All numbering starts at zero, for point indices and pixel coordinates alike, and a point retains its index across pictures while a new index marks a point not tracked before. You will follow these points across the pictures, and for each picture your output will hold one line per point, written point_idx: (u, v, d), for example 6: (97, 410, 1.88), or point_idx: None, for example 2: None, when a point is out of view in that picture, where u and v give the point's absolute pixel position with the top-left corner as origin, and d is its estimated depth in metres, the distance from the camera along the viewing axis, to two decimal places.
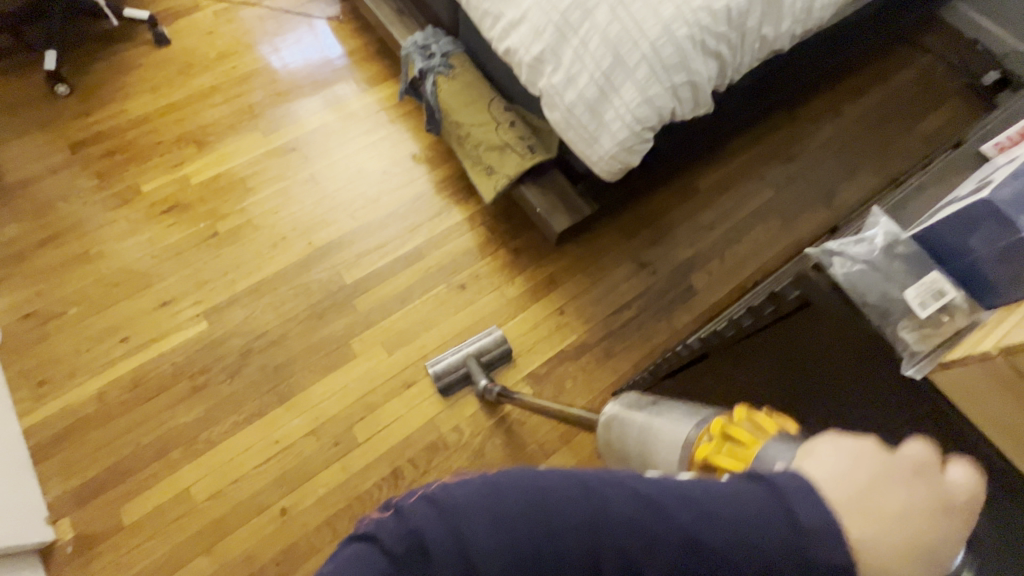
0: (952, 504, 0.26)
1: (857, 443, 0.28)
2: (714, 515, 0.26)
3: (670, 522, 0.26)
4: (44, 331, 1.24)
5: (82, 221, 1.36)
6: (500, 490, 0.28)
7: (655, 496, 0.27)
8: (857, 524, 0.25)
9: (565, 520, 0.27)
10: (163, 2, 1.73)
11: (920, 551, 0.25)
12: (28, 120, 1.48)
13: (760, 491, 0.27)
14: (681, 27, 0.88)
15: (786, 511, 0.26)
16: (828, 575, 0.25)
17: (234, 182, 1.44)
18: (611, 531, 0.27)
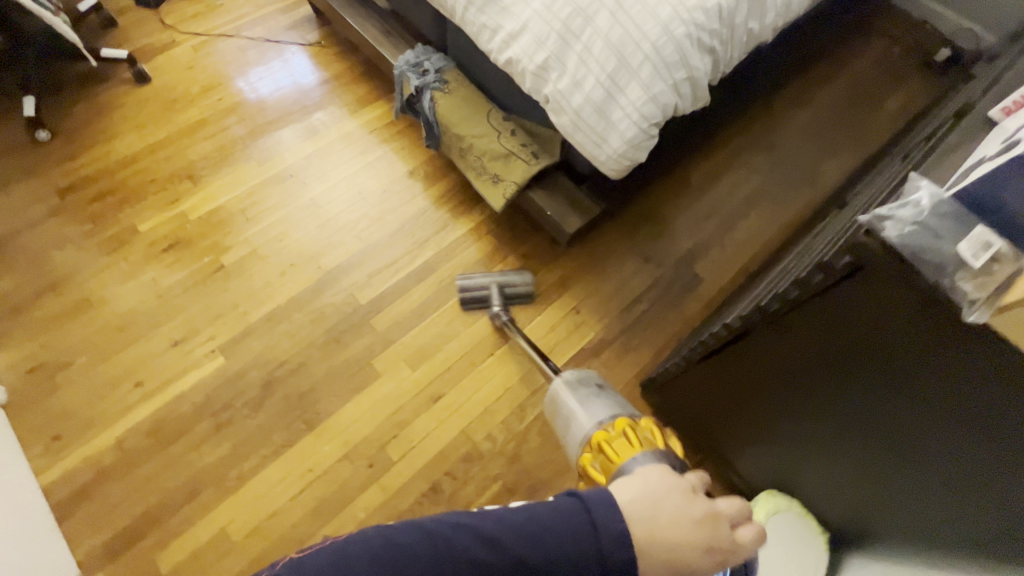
0: (714, 540, 0.40)
1: (661, 477, 0.43)
2: (539, 537, 0.37)
3: (491, 551, 0.36)
4: (52, 384, 1.19)
5: (79, 267, 1.32)
6: (346, 551, 0.35)
7: (484, 534, 0.37)
8: (656, 543, 0.38)
9: (401, 570, 0.34)
10: (138, 39, 1.70)
11: (687, 565, 0.39)
12: (11, 169, 1.44)
13: (568, 513, 0.39)
14: (678, 26, 0.92)
15: (588, 525, 0.38)
16: (625, 565, 0.37)
17: (234, 213, 1.43)
18: (450, 567, 0.35)
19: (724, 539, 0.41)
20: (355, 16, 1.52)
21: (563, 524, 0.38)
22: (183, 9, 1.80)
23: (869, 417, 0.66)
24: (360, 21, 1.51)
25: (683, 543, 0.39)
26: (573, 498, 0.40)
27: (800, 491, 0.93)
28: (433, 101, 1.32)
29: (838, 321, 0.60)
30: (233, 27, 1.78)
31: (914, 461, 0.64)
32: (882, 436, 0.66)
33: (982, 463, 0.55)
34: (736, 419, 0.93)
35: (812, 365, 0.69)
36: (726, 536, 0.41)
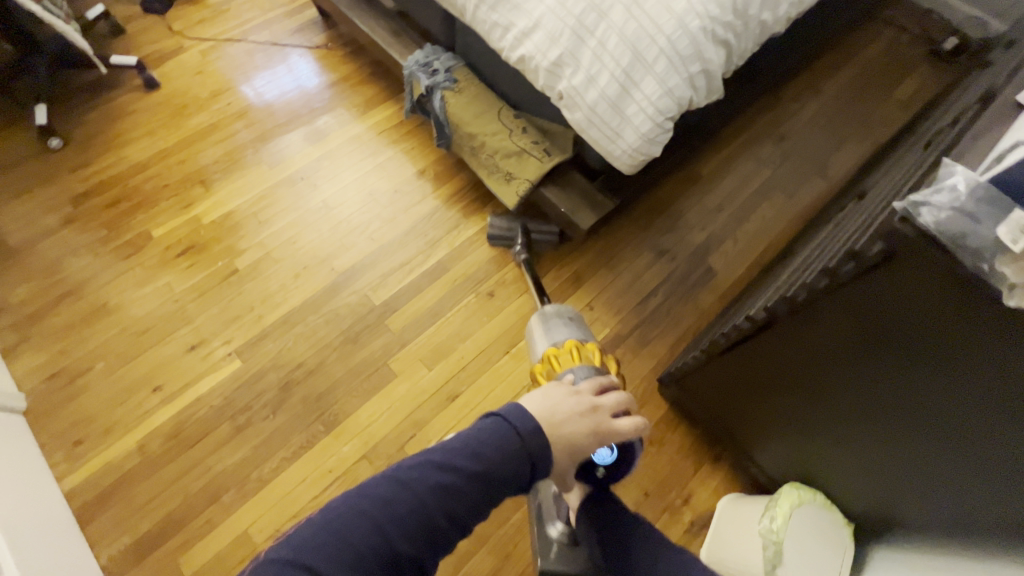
0: (599, 422, 0.62)
1: (555, 391, 0.64)
2: (480, 452, 0.52)
3: (452, 471, 0.51)
4: (72, 390, 1.20)
5: (94, 274, 1.33)
6: (347, 513, 0.47)
7: (441, 461, 0.51)
8: (561, 436, 0.58)
9: (394, 509, 0.48)
10: (146, 46, 1.71)
11: (582, 448, 0.60)
12: (24, 177, 1.44)
13: (495, 431, 0.54)
14: (693, 19, 0.92)
15: (513, 436, 0.54)
16: (543, 449, 0.55)
17: (247, 217, 1.43)
18: (423, 490, 0.49)
19: (603, 420, 0.63)
20: (363, 16, 1.51)
21: (496, 440, 0.53)
22: (189, 14, 1.80)
23: (894, 402, 0.66)
24: (368, 22, 1.51)
25: (578, 431, 0.60)
26: (496, 421, 0.55)
27: (823, 483, 0.92)
28: (444, 100, 1.32)
29: (864, 310, 0.60)
30: (240, 31, 1.79)
31: (940, 448, 0.64)
32: (912, 422, 0.65)
33: (1008, 445, 0.55)
34: (758, 408, 0.93)
35: (837, 349, 0.68)
36: (603, 416, 0.63)
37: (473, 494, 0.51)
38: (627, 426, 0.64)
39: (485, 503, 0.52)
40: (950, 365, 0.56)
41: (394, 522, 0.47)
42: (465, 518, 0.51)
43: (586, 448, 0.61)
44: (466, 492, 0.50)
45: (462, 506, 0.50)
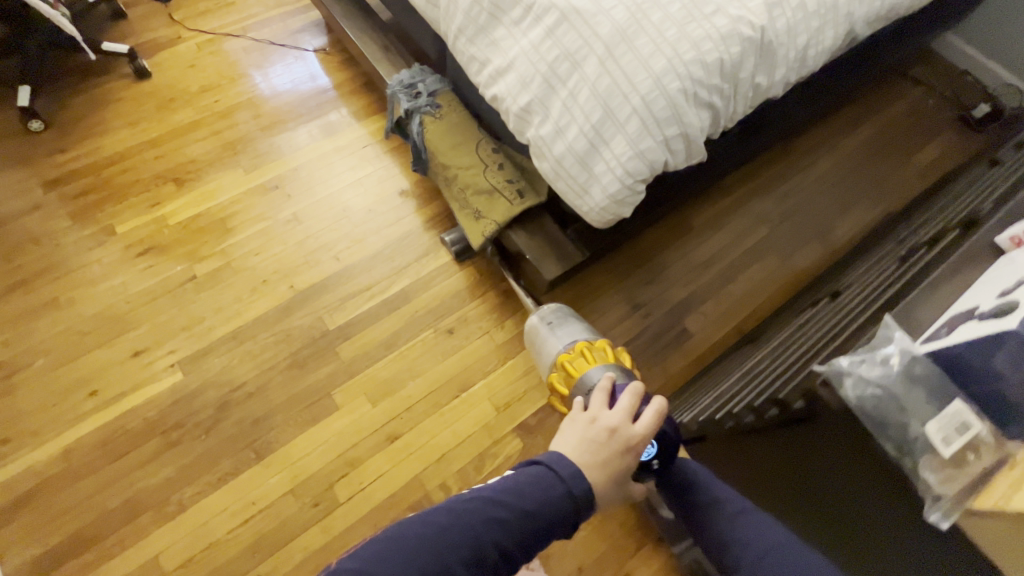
0: (624, 438, 0.69)
1: (573, 427, 0.71)
2: (526, 492, 0.60)
3: (505, 508, 0.59)
4: (7, 385, 1.17)
5: (52, 265, 1.31)
6: (413, 535, 0.55)
7: (496, 498, 0.59)
8: (595, 469, 0.66)
9: (451, 537, 0.56)
10: (144, 34, 1.69)
11: (621, 468, 0.68)
12: (2, 157, 1.44)
13: (537, 473, 0.62)
14: (672, 80, 0.84)
15: (557, 480, 0.62)
16: (584, 492, 0.62)
17: (215, 222, 1.39)
18: (480, 522, 0.57)
19: (627, 432, 0.70)
20: (357, 27, 1.46)
21: (539, 484, 0.61)
22: (193, 5, 1.78)
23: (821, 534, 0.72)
24: (360, 34, 1.45)
25: (607, 455, 0.67)
26: (539, 467, 0.63)
27: None
28: (422, 126, 1.27)
29: (801, 452, 0.70)
30: (241, 27, 1.75)
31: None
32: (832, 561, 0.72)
33: None
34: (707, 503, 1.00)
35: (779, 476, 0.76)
36: (626, 428, 0.70)
37: (520, 530, 0.58)
38: (656, 430, 0.72)
39: (530, 540, 0.59)
40: (867, 516, 0.64)
41: (454, 551, 0.55)
42: (514, 549, 0.58)
43: (624, 467, 0.68)
44: (517, 526, 0.58)
45: (511, 539, 0.58)
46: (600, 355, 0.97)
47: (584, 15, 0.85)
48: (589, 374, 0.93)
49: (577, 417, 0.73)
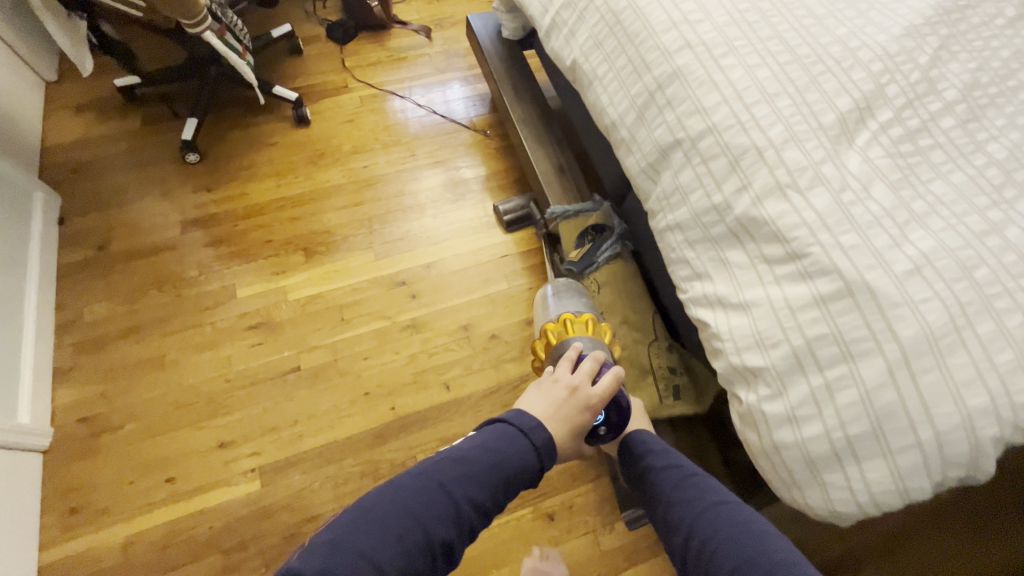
0: (584, 396, 0.82)
1: (540, 389, 0.83)
2: (490, 450, 0.74)
3: (473, 466, 0.72)
4: (93, 446, 1.12)
5: (167, 317, 1.26)
6: (395, 499, 0.68)
7: (465, 459, 0.73)
8: (555, 419, 0.79)
9: (429, 502, 0.69)
10: (313, 77, 1.65)
11: (579, 422, 0.81)
12: (154, 182, 1.42)
13: (501, 430, 0.76)
14: (989, 423, 0.60)
15: (520, 436, 0.75)
16: (545, 443, 0.76)
17: (331, 309, 1.29)
18: (451, 477, 0.71)
19: (587, 391, 0.82)
20: (532, 134, 1.31)
21: (503, 442, 0.74)
22: (365, 52, 1.72)
23: None
24: (536, 143, 1.29)
25: (569, 409, 0.80)
26: (505, 427, 0.76)
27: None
28: (611, 258, 1.11)
29: None
30: (406, 86, 1.67)
31: None
32: None
33: None
34: None
35: None
36: (585, 386, 0.83)
37: (491, 481, 0.72)
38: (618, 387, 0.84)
39: (499, 489, 0.72)
40: None
41: (431, 510, 0.68)
42: (487, 500, 0.72)
43: (582, 421, 0.81)
44: (487, 480, 0.72)
45: (480, 493, 0.71)
46: (580, 326, 0.96)
47: (881, 300, 0.63)
48: (564, 343, 0.94)
49: (542, 379, 0.86)
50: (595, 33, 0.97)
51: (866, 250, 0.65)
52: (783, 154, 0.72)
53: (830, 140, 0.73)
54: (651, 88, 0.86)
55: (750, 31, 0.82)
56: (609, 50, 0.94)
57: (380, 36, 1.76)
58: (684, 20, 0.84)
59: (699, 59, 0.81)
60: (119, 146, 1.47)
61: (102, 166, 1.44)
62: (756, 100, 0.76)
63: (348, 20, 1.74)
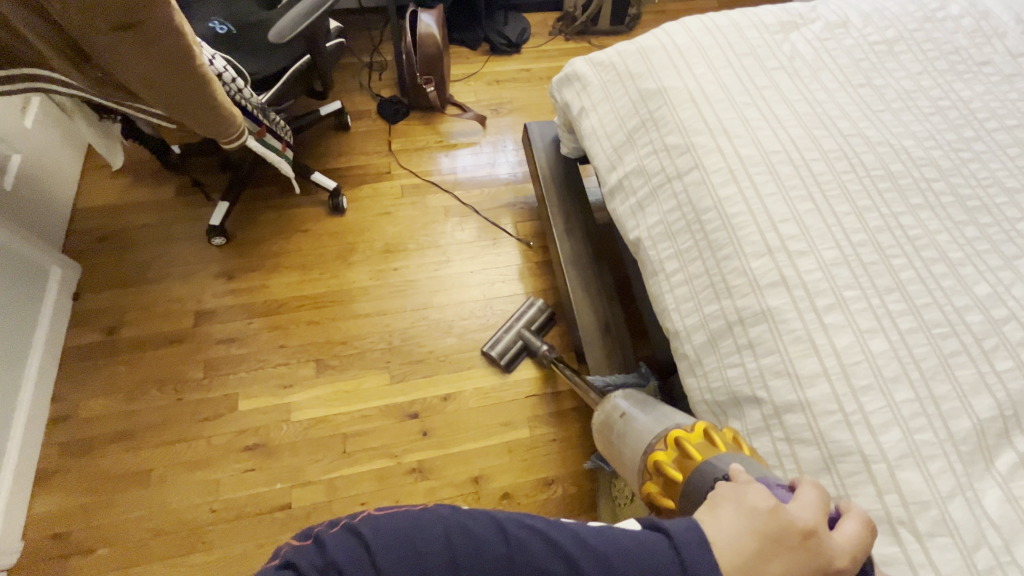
0: (819, 552, 0.40)
1: (737, 506, 0.42)
2: (613, 563, 0.36)
3: (568, 569, 0.36)
4: (60, 571, 1.03)
5: (163, 423, 1.17)
6: (433, 533, 0.36)
7: (562, 547, 0.37)
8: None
9: (480, 569, 0.35)
10: (356, 159, 1.56)
11: None
12: (177, 262, 1.36)
13: (650, 542, 0.38)
14: None
15: (669, 561, 0.37)
16: None
17: (335, 437, 1.18)
18: (526, 562, 0.36)
19: (825, 543, 0.41)
20: (579, 275, 1.18)
21: (641, 558, 0.37)
22: (414, 135, 1.63)
23: None
24: (581, 292, 1.17)
25: (789, 570, 0.39)
26: (652, 545, 0.38)
27: None
28: None
29: None
30: (451, 179, 1.56)
31: None
32: None
33: None
34: None
35: None
36: (824, 534, 0.42)
37: None
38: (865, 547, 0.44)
39: None
40: None
41: None
42: None
43: None
44: None
45: None
46: (708, 444, 0.62)
47: None
48: (699, 473, 0.58)
49: (727, 496, 0.44)
50: (668, 220, 0.82)
51: None
52: (898, 475, 0.57)
53: (961, 460, 0.57)
54: (730, 319, 0.71)
55: (865, 278, 0.67)
56: (683, 248, 0.79)
57: (431, 118, 1.67)
58: (782, 248, 0.70)
59: (796, 306, 0.66)
60: (149, 216, 1.41)
61: (127, 237, 1.38)
62: (867, 384, 0.61)
63: (401, 99, 1.66)
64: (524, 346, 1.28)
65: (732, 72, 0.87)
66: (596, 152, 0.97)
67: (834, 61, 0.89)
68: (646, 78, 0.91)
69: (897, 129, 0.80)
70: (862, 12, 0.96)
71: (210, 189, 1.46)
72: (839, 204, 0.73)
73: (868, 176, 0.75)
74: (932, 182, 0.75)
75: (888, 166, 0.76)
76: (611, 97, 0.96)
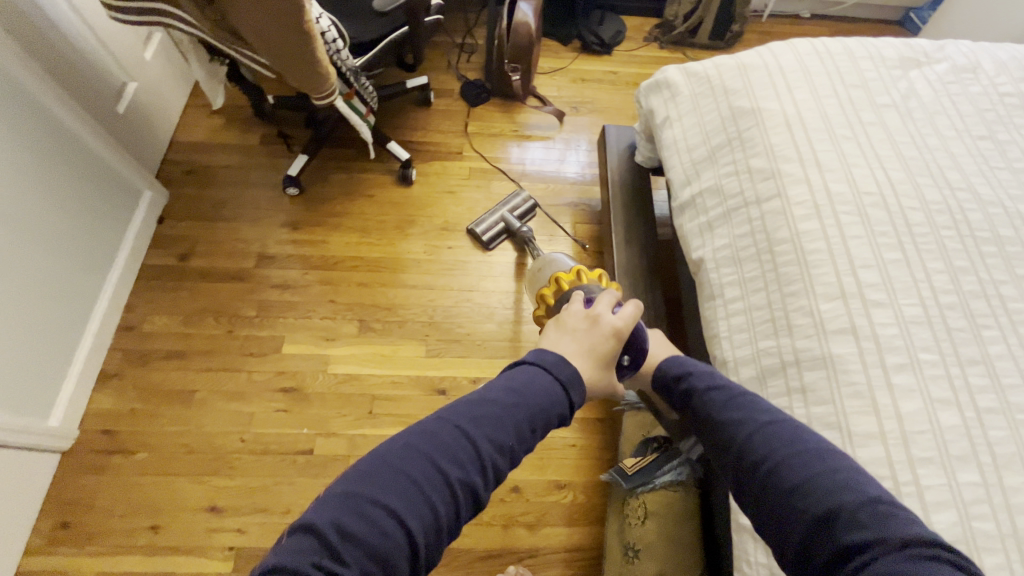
0: (610, 327, 0.57)
1: (554, 325, 0.58)
2: (501, 386, 0.50)
3: (493, 404, 0.48)
4: (103, 465, 1.13)
5: (213, 350, 1.25)
6: (394, 453, 0.44)
7: (475, 397, 0.49)
8: (576, 353, 0.55)
9: (441, 444, 0.45)
10: (431, 135, 1.60)
11: (608, 354, 0.57)
12: (251, 204, 1.44)
13: (515, 370, 0.52)
14: None
15: (541, 372, 0.51)
16: (570, 377, 0.52)
17: (365, 396, 1.22)
18: (464, 419, 0.47)
19: (609, 319, 0.58)
20: (630, 284, 1.16)
21: (520, 380, 0.50)
22: (491, 120, 1.65)
23: None
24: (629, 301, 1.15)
25: (598, 347, 0.56)
26: (521, 369, 0.52)
27: None
28: (673, 483, 0.96)
29: None
30: (518, 168, 1.57)
31: None
32: None
33: None
34: None
35: None
36: (609, 315, 0.58)
37: (520, 422, 0.48)
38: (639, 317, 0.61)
39: (530, 432, 0.48)
40: None
41: (445, 448, 0.45)
42: (516, 442, 0.47)
43: (612, 351, 0.57)
44: (509, 419, 0.47)
45: (501, 432, 0.47)
46: (577, 280, 0.71)
47: None
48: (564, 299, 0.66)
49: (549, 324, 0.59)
50: (737, 244, 0.79)
51: None
52: None
53: None
54: (786, 358, 0.68)
55: (946, 344, 0.61)
56: (748, 276, 0.76)
57: (510, 106, 1.68)
58: (859, 294, 0.65)
59: (863, 358, 0.62)
60: (235, 157, 1.51)
61: (213, 174, 1.48)
62: (927, 457, 0.56)
63: (485, 83, 1.68)
64: (505, 228, 1.41)
65: (837, 103, 0.81)
66: (673, 164, 0.94)
67: (955, 107, 0.82)
68: (740, 95, 0.87)
69: (1015, 191, 0.73)
70: (998, 59, 0.88)
71: (293, 141, 1.54)
72: (931, 260, 0.67)
73: (971, 235, 0.69)
74: None
75: (996, 229, 0.69)
76: (699, 109, 0.93)
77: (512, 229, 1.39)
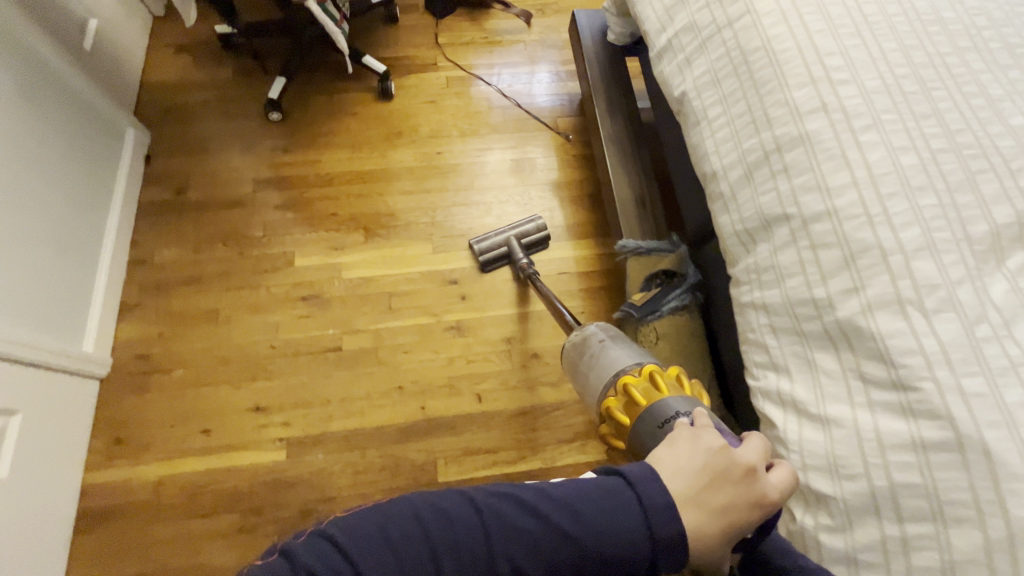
0: (756, 488, 0.49)
1: (688, 451, 0.51)
2: (578, 509, 0.46)
3: (536, 521, 0.45)
4: (143, 385, 1.18)
5: (227, 272, 1.29)
6: (401, 521, 0.44)
7: (529, 504, 0.46)
8: (698, 504, 0.47)
9: (454, 539, 0.44)
10: (404, 50, 1.61)
11: (739, 522, 0.48)
12: (236, 134, 1.45)
13: (613, 488, 0.47)
14: None
15: (628, 501, 0.46)
16: (672, 541, 0.45)
17: (382, 293, 1.29)
18: (499, 524, 0.45)
19: (762, 482, 0.50)
20: (617, 155, 1.23)
21: (601, 505, 0.46)
22: (460, 30, 1.66)
23: None
24: (619, 169, 1.22)
25: (733, 498, 0.48)
26: (617, 488, 0.47)
27: None
28: (678, 308, 1.04)
29: None
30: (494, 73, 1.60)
31: None
32: None
33: None
34: None
35: None
36: (760, 473, 0.50)
37: (556, 554, 0.44)
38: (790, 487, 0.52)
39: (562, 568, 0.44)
40: None
41: (460, 544, 0.43)
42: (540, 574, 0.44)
43: (744, 522, 0.48)
44: (548, 545, 0.44)
45: (531, 559, 0.44)
46: (674, 383, 0.73)
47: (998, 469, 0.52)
48: (657, 408, 0.69)
49: (683, 439, 0.52)
50: (715, 67, 0.86)
51: (995, 405, 0.54)
52: (913, 264, 0.62)
53: (974, 256, 0.62)
54: (769, 149, 0.76)
55: (903, 105, 0.71)
56: (727, 92, 0.83)
57: (477, 15, 1.69)
58: (826, 78, 0.74)
59: (834, 128, 0.71)
60: (210, 93, 1.50)
61: (191, 111, 1.47)
62: (893, 192, 0.66)
63: None
64: (507, 253, 1.31)
65: None
66: (647, 16, 1.00)
67: None
68: None
69: None
70: None
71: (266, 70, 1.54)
72: (886, 42, 0.75)
73: (918, 20, 0.77)
74: (982, 29, 0.76)
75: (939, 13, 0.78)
76: None
77: (514, 258, 1.29)
